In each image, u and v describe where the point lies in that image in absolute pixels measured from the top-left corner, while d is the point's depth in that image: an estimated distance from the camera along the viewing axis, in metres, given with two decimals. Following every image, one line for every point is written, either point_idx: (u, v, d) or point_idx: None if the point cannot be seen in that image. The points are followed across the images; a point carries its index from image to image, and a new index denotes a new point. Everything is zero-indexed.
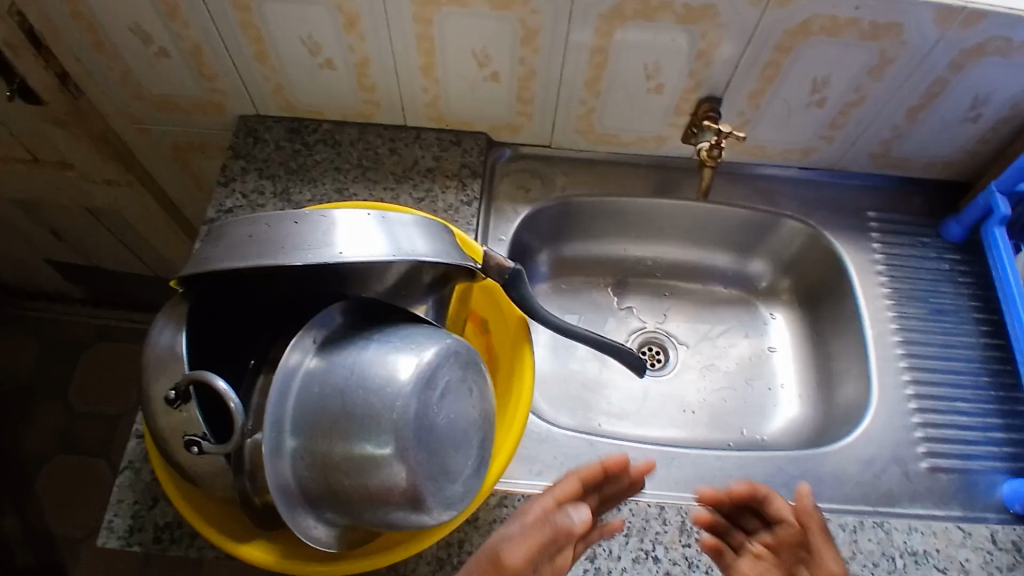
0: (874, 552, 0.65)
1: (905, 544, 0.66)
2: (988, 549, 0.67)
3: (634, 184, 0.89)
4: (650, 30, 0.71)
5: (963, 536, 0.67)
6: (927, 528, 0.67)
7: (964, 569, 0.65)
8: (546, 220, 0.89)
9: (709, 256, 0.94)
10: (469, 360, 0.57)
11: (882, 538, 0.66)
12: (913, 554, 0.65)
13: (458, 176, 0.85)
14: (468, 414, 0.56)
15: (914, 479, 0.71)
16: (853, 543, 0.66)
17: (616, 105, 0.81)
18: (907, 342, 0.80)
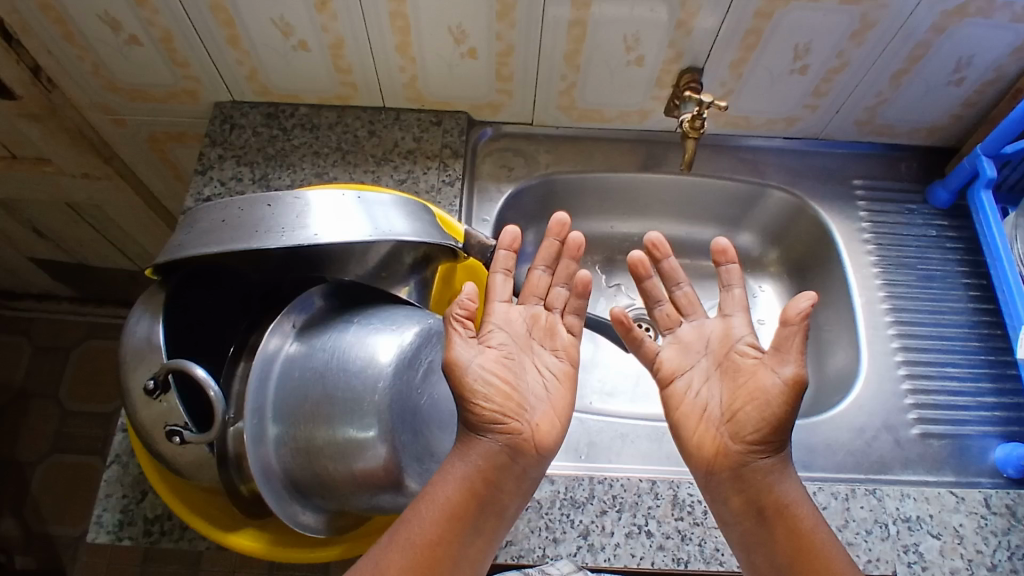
0: (867, 519, 0.65)
1: (898, 511, 0.66)
2: (982, 513, 0.66)
3: (619, 159, 0.88)
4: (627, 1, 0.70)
5: (957, 501, 0.67)
6: (919, 494, 0.67)
7: (958, 535, 0.65)
8: (531, 199, 0.88)
9: (698, 231, 0.93)
10: None
11: (875, 506, 0.66)
12: (906, 520, 0.65)
13: (440, 157, 0.84)
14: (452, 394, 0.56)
15: (905, 446, 0.72)
16: (845, 510, 0.65)
17: (597, 79, 0.80)
18: (896, 309, 0.80)
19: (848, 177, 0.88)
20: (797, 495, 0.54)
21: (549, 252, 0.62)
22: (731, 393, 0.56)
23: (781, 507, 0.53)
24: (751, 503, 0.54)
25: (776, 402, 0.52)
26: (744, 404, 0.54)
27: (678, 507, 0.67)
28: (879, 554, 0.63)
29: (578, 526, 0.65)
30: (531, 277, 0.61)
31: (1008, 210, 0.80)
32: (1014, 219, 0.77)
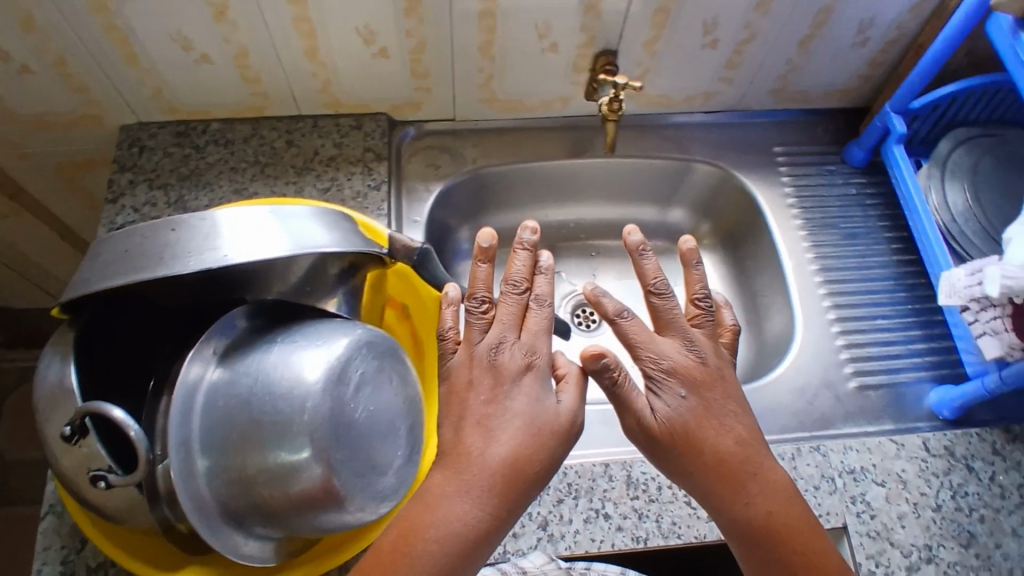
0: (814, 475, 0.67)
1: (843, 464, 0.68)
2: (923, 457, 0.69)
3: (546, 148, 0.88)
4: None
5: (897, 448, 0.69)
6: (862, 445, 0.69)
7: (901, 481, 0.67)
8: (462, 196, 0.87)
9: (632, 210, 0.94)
10: (386, 349, 0.55)
11: (820, 461, 0.67)
12: (851, 472, 0.67)
13: (363, 163, 0.82)
14: (393, 403, 0.54)
15: (845, 400, 0.74)
16: (793, 469, 0.67)
17: (515, 69, 0.79)
18: (825, 269, 0.82)
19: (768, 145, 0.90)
20: (792, 507, 0.56)
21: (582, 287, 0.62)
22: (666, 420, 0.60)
23: (787, 525, 0.55)
24: (747, 519, 0.55)
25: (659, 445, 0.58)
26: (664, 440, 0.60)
27: (633, 486, 0.67)
28: (829, 508, 0.65)
29: (537, 518, 0.65)
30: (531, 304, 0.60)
31: (921, 162, 0.83)
32: (927, 169, 0.79)
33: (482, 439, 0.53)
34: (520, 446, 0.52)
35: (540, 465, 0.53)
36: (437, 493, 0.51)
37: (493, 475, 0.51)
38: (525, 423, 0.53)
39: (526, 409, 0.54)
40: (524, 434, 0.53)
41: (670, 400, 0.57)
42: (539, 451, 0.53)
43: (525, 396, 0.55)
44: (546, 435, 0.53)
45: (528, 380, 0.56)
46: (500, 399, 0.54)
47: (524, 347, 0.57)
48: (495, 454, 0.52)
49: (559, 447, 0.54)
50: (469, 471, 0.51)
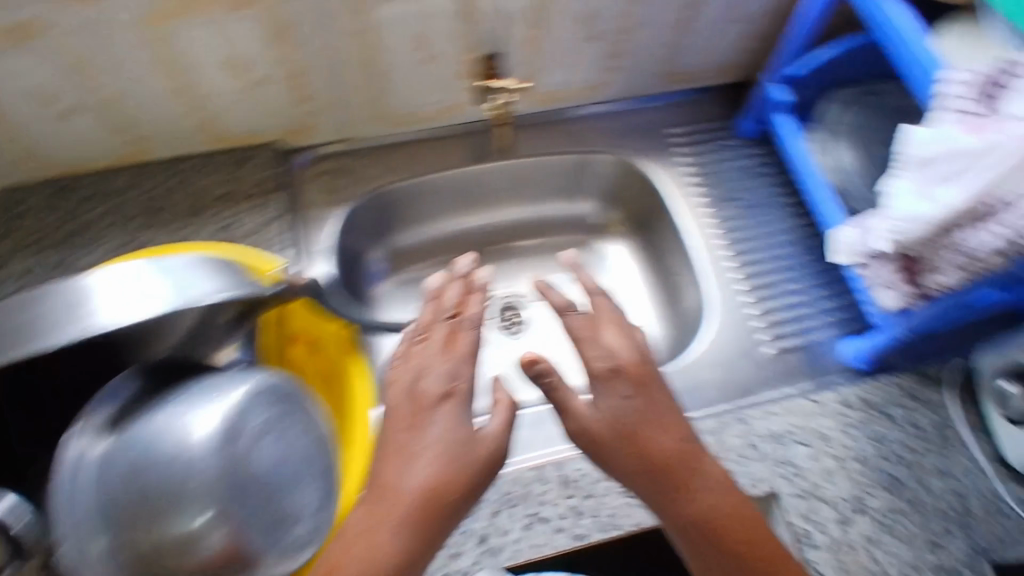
0: (739, 445, 0.67)
1: (764, 429, 0.68)
2: (843, 412, 0.69)
3: (445, 157, 0.86)
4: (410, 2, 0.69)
5: (818, 407, 0.70)
6: (781, 407, 0.70)
7: (824, 438, 0.68)
8: (366, 217, 0.85)
9: (542, 208, 0.93)
10: (287, 394, 0.54)
11: (743, 430, 0.68)
12: (774, 436, 0.68)
13: (257, 200, 0.79)
14: (302, 446, 0.53)
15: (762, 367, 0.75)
16: (718, 442, 0.68)
17: (400, 82, 0.78)
18: (731, 241, 0.83)
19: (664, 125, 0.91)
20: (728, 501, 0.53)
21: (534, 282, 0.68)
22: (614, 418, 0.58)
23: (726, 522, 0.52)
24: (686, 521, 0.52)
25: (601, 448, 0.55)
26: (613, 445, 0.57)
27: (567, 485, 0.68)
28: (757, 474, 0.65)
29: (475, 533, 0.65)
30: (465, 322, 0.60)
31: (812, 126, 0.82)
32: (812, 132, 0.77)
33: (400, 468, 0.49)
34: (438, 471, 0.48)
35: (463, 488, 0.49)
36: (354, 534, 0.46)
37: (415, 505, 0.47)
38: (443, 447, 0.50)
39: (441, 434, 0.50)
40: (439, 463, 0.49)
41: (608, 405, 0.55)
42: (459, 473, 0.49)
43: (439, 425, 0.51)
44: (465, 461, 0.50)
45: (446, 407, 0.52)
46: (416, 429, 0.51)
47: (445, 374, 0.55)
48: (415, 481, 0.48)
49: (480, 474, 0.50)
50: (387, 504, 0.47)
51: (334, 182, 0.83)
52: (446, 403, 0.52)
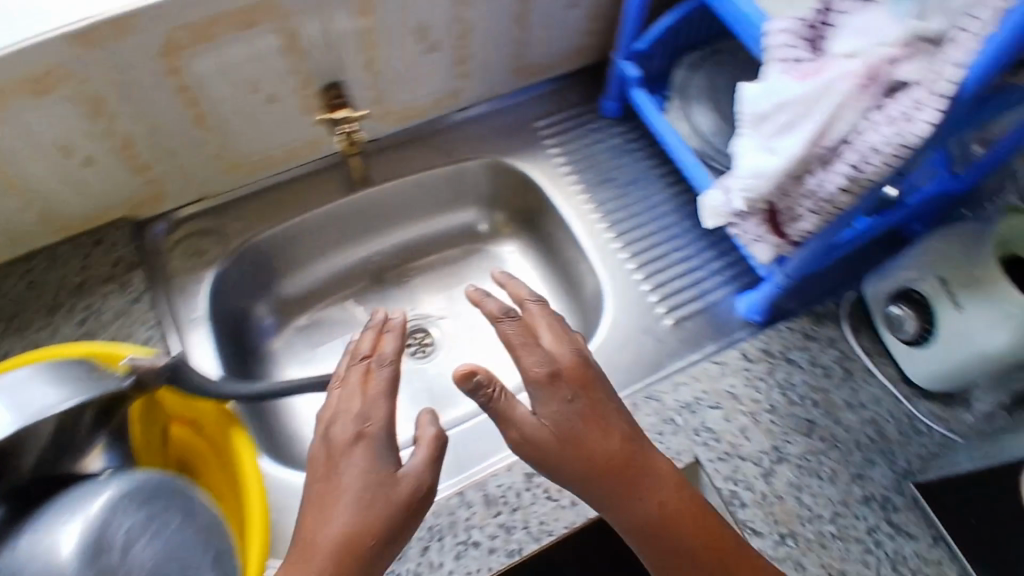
0: (654, 424, 0.66)
1: (677, 402, 0.68)
2: (784, 395, 0.69)
3: (457, 149, 0.84)
4: None
5: (760, 382, 0.69)
6: (710, 396, 0.68)
7: (747, 433, 0.67)
8: (386, 204, 0.84)
9: (577, 194, 0.82)
10: (161, 488, 0.51)
11: (656, 409, 0.67)
12: (705, 429, 0.66)
13: (236, 203, 0.78)
14: (176, 546, 0.49)
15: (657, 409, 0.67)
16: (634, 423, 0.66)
17: (410, 72, 0.76)
18: (626, 233, 0.80)
19: (717, 108, 0.77)
20: (688, 499, 0.54)
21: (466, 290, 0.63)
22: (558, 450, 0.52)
23: (656, 533, 0.52)
24: (635, 518, 0.52)
25: (559, 460, 0.52)
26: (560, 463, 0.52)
27: (493, 504, 0.63)
28: (676, 448, 0.65)
29: None
30: (377, 365, 0.55)
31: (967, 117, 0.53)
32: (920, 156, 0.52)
33: (317, 520, 0.47)
34: (361, 524, 0.47)
35: (371, 554, 0.47)
36: None
37: (332, 564, 0.45)
38: (363, 491, 0.48)
39: (360, 478, 0.48)
40: (361, 509, 0.47)
41: (551, 411, 0.53)
42: (380, 534, 0.47)
43: (360, 462, 0.49)
44: (378, 506, 0.48)
45: (358, 449, 0.50)
46: (335, 470, 0.49)
47: (356, 415, 0.52)
48: (327, 539, 0.46)
49: (403, 512, 0.48)
50: (308, 559, 0.45)
51: (281, 201, 0.79)
52: (359, 447, 0.50)
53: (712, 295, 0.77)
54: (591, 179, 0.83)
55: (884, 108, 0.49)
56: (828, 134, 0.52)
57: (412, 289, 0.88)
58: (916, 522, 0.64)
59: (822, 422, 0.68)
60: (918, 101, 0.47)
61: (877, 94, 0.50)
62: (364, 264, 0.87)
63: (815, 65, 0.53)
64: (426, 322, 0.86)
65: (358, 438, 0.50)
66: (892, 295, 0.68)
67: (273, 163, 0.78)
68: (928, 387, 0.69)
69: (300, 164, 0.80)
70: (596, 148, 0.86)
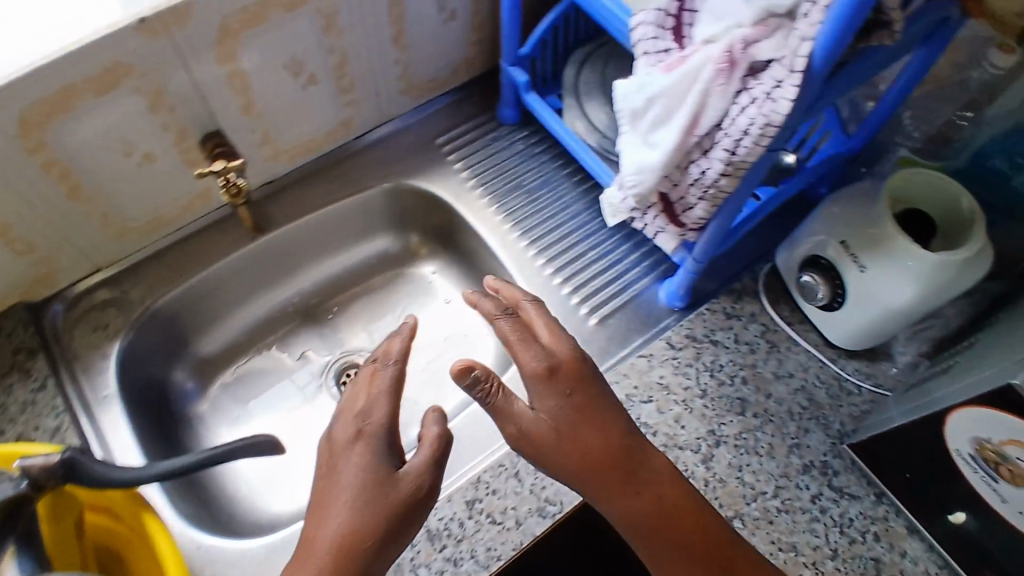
0: None
1: None
2: (713, 377, 0.69)
3: (360, 177, 0.82)
4: (268, 31, 0.64)
5: (690, 368, 0.69)
6: (643, 389, 0.68)
7: (683, 421, 0.66)
8: (295, 243, 0.82)
9: (487, 205, 0.81)
10: None
11: None
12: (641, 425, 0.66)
13: (136, 268, 0.75)
14: None
15: None
16: None
17: (296, 110, 0.74)
18: (542, 238, 0.80)
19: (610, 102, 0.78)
20: (681, 489, 0.53)
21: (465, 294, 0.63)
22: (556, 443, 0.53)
23: (651, 524, 0.51)
24: (632, 512, 0.52)
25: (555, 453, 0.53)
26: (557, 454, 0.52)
27: (435, 539, 0.61)
28: None
29: None
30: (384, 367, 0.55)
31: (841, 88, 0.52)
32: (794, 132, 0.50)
33: (317, 523, 0.47)
34: (358, 521, 0.46)
35: (369, 553, 0.46)
36: None
37: (328, 564, 0.44)
38: (359, 489, 0.47)
39: (357, 476, 0.47)
40: (361, 508, 0.46)
41: (547, 405, 0.53)
42: (378, 533, 0.46)
43: (356, 461, 0.48)
44: (377, 504, 0.47)
45: (358, 448, 0.49)
46: (335, 470, 0.49)
47: (357, 413, 0.51)
48: (326, 539, 0.45)
49: (401, 512, 0.47)
50: (306, 560, 0.45)
51: (183, 259, 0.76)
52: (358, 447, 0.49)
53: (633, 286, 0.77)
54: (500, 188, 0.82)
55: (749, 90, 0.49)
56: (699, 123, 0.52)
57: (338, 326, 0.86)
58: (856, 482, 0.65)
59: (753, 398, 0.68)
60: (775, 83, 0.47)
61: (740, 78, 0.49)
62: (284, 308, 0.84)
63: (680, 55, 0.53)
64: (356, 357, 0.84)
65: (361, 435, 0.50)
66: (804, 261, 0.68)
67: (171, 220, 0.75)
68: (850, 347, 0.69)
69: (200, 216, 0.77)
70: (502, 156, 0.85)
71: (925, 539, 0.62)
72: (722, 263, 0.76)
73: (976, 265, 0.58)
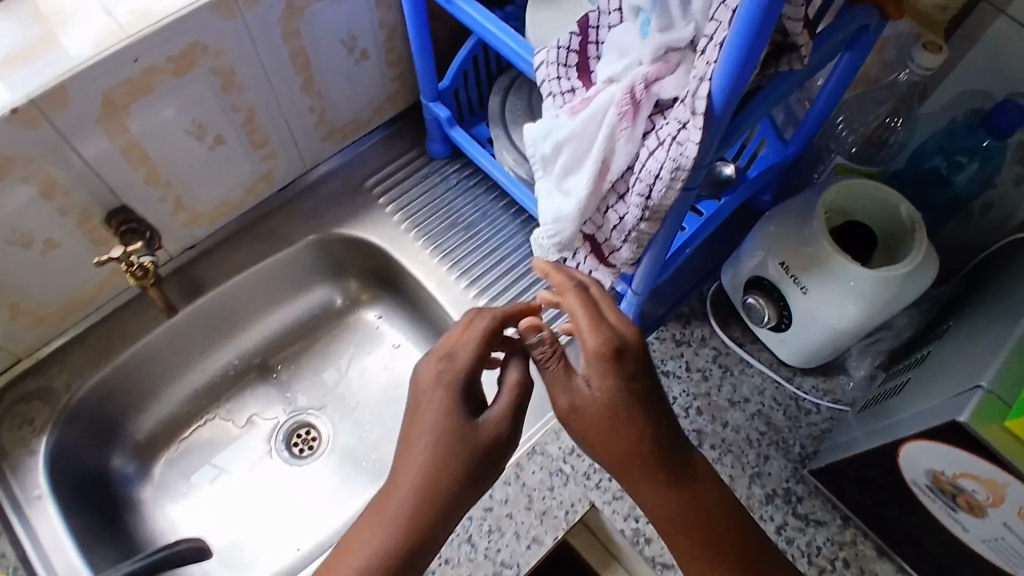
0: (543, 481, 0.63)
1: (561, 450, 0.64)
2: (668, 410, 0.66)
3: (288, 232, 0.78)
4: (160, 100, 0.60)
5: None
6: None
7: None
8: (228, 307, 0.78)
9: (424, 246, 0.78)
10: None
11: (542, 463, 0.63)
12: (597, 472, 0.63)
13: (59, 356, 0.71)
14: None
15: (540, 464, 0.63)
16: (522, 485, 0.62)
17: (209, 172, 0.70)
18: (484, 275, 0.77)
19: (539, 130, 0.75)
20: (720, 492, 0.49)
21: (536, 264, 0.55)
22: (606, 429, 0.48)
23: (684, 523, 0.47)
24: (667, 507, 0.48)
25: (602, 437, 0.48)
26: (604, 439, 0.48)
27: None
28: (569, 500, 0.62)
29: None
30: (480, 310, 0.52)
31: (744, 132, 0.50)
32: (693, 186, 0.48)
33: (400, 465, 0.47)
34: (437, 470, 0.45)
35: (446, 503, 0.45)
36: (370, 530, 0.45)
37: (406, 510, 0.45)
38: (440, 435, 0.46)
39: (438, 423, 0.46)
40: (441, 454, 0.45)
41: (608, 387, 0.48)
42: (458, 485, 0.45)
43: (437, 407, 0.47)
44: (458, 452, 0.46)
45: (439, 391, 0.48)
46: (417, 411, 0.48)
47: (441, 356, 0.49)
48: (407, 484, 0.45)
49: (481, 460, 0.46)
50: (388, 503, 0.45)
51: (108, 339, 0.72)
52: (440, 392, 0.48)
53: None
54: (436, 227, 0.80)
55: (655, 132, 0.46)
56: (610, 168, 0.49)
57: (284, 386, 0.83)
58: (821, 507, 0.62)
59: (710, 429, 0.65)
60: (678, 126, 0.44)
61: (645, 118, 0.47)
62: (224, 374, 0.81)
63: (583, 96, 0.50)
64: (307, 416, 0.81)
65: (446, 380, 0.48)
66: (747, 283, 0.66)
67: (87, 301, 0.71)
68: (802, 365, 0.67)
69: (120, 292, 0.73)
70: (436, 192, 0.82)
71: (894, 560, 0.60)
72: (669, 285, 0.74)
73: (917, 281, 0.56)
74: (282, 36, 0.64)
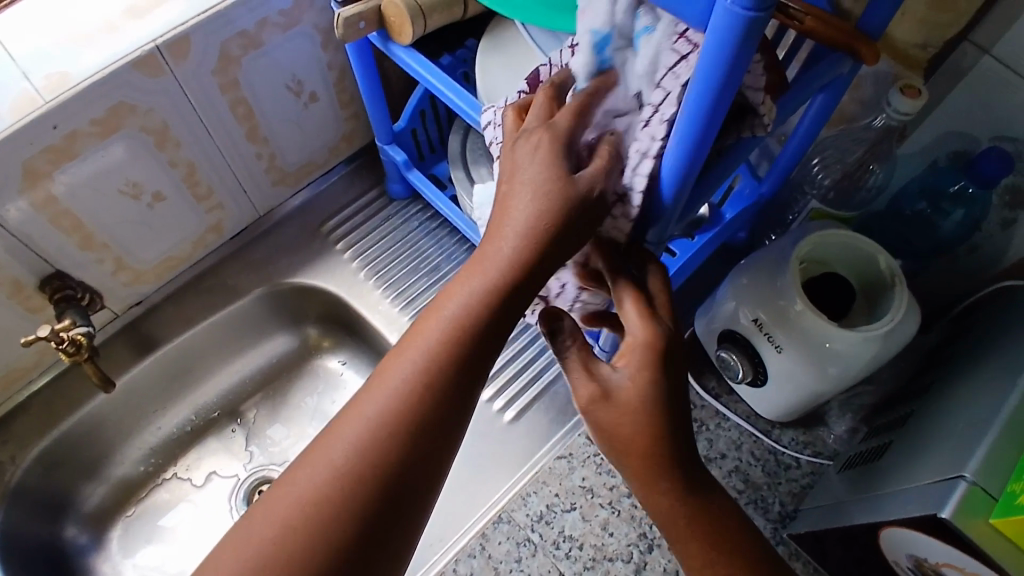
0: (510, 552, 0.60)
1: (528, 517, 0.61)
2: None
3: (242, 283, 0.74)
4: (88, 164, 0.56)
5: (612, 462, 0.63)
6: (566, 494, 0.62)
7: (608, 525, 0.60)
8: (180, 363, 0.74)
9: (386, 293, 0.75)
10: None
11: (509, 533, 0.60)
12: (565, 539, 0.60)
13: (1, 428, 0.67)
14: None
15: (507, 533, 0.60)
16: (488, 558, 0.59)
17: (151, 228, 0.66)
18: None
19: None
20: (737, 524, 0.42)
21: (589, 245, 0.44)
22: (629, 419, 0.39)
23: (693, 533, 0.41)
24: (679, 515, 0.41)
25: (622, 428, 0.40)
26: (624, 434, 0.40)
27: None
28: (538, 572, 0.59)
29: None
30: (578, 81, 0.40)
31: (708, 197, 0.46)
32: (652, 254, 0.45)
33: (500, 212, 0.39)
34: (544, 205, 0.37)
35: (555, 244, 0.37)
36: (451, 297, 0.37)
37: (507, 255, 0.37)
38: (543, 191, 0.37)
39: (537, 185, 0.37)
40: (543, 208, 0.37)
41: (640, 381, 0.39)
42: (568, 221, 0.37)
43: (537, 163, 0.38)
44: (560, 211, 0.37)
45: (539, 147, 0.38)
46: (513, 171, 0.39)
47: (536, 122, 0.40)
48: (510, 226, 0.37)
49: (584, 219, 0.38)
50: (472, 273, 0.37)
51: (53, 408, 0.68)
52: (540, 155, 0.38)
53: (551, 369, 0.72)
54: (399, 272, 0.76)
55: None
56: None
57: (246, 440, 0.79)
58: (804, 570, 0.59)
59: None
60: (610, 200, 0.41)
61: None
62: (183, 430, 0.78)
63: None
64: (269, 471, 0.77)
65: (542, 139, 0.38)
66: (720, 335, 0.62)
67: (28, 370, 0.67)
68: (781, 418, 0.64)
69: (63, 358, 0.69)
70: (399, 235, 0.78)
71: None
72: None
73: (897, 340, 0.53)
74: (219, 88, 0.60)
